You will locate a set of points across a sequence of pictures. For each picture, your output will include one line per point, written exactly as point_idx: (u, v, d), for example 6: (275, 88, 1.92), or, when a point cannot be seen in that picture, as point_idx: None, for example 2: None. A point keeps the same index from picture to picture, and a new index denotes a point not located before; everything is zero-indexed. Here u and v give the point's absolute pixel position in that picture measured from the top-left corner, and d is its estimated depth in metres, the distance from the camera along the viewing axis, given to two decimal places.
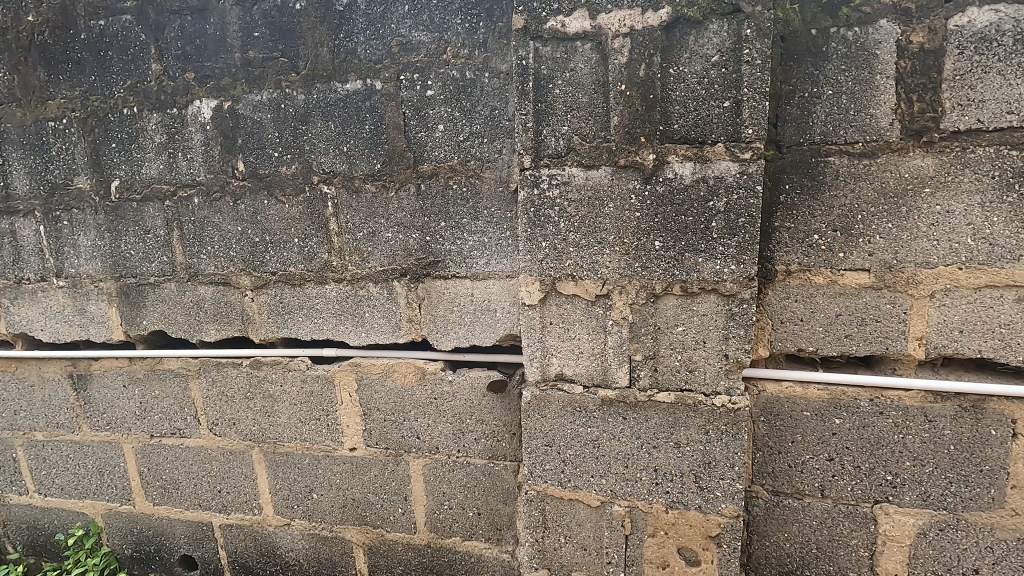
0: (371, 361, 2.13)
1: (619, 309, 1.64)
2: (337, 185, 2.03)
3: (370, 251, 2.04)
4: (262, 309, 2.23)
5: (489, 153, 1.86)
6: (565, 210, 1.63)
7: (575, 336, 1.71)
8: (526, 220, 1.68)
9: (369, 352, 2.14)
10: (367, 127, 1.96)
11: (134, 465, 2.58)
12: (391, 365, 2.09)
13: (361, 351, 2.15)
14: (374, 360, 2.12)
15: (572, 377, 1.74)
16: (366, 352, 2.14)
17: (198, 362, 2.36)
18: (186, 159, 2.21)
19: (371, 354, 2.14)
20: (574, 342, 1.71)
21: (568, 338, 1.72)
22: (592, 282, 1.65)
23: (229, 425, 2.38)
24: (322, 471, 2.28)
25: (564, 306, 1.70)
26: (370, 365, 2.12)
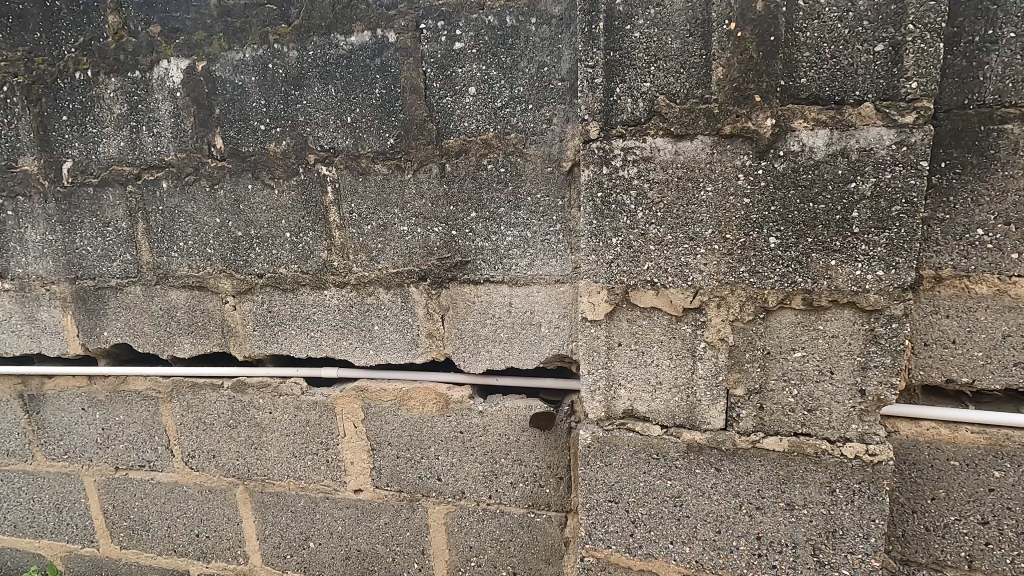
0: (380, 385, 1.72)
1: (715, 327, 1.24)
2: (339, 166, 1.62)
3: (380, 250, 1.63)
4: (246, 319, 1.82)
5: (535, 123, 1.45)
6: (645, 195, 1.22)
7: (652, 361, 1.30)
8: (590, 209, 1.26)
9: (377, 374, 1.74)
10: (377, 92, 1.54)
11: (97, 502, 2.17)
12: (406, 391, 1.69)
13: (368, 373, 1.74)
14: (385, 383, 1.72)
15: (646, 414, 1.34)
16: (374, 374, 1.74)
17: (170, 383, 1.95)
18: (151, 134, 1.79)
19: (380, 376, 1.73)
20: (651, 369, 1.31)
21: (643, 364, 1.31)
22: (680, 292, 1.24)
23: (209, 458, 1.97)
24: (321, 516, 1.88)
25: (638, 321, 1.29)
26: (380, 390, 1.72)
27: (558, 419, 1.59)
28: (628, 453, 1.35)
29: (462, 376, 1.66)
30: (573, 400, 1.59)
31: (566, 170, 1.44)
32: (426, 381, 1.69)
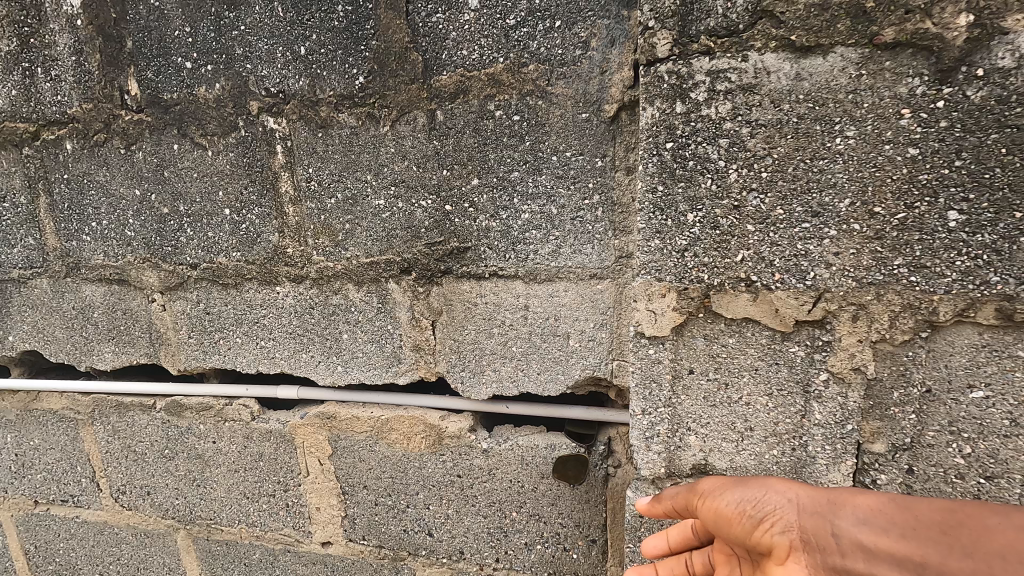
0: (351, 410, 1.31)
1: (845, 349, 0.81)
2: (291, 116, 1.18)
3: (348, 232, 1.20)
4: (178, 323, 1.39)
5: (563, 48, 1.00)
6: (744, 145, 0.78)
7: (741, 398, 0.88)
8: (655, 169, 0.83)
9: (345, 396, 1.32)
10: (339, 8, 1.09)
11: (15, 541, 1.77)
12: (385, 420, 1.27)
13: (332, 394, 1.32)
14: (358, 409, 1.30)
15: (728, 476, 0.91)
16: (342, 396, 1.32)
17: (91, 401, 1.54)
18: (48, 78, 1.33)
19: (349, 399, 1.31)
20: (739, 410, 0.88)
21: (726, 402, 0.88)
22: (792, 295, 0.81)
23: (143, 494, 1.57)
24: (282, 571, 1.48)
25: (723, 338, 0.87)
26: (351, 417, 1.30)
27: (591, 464, 1.17)
28: (695, 528, 0.93)
29: (460, 402, 1.24)
30: (610, 438, 1.17)
31: (608, 116, 1.00)
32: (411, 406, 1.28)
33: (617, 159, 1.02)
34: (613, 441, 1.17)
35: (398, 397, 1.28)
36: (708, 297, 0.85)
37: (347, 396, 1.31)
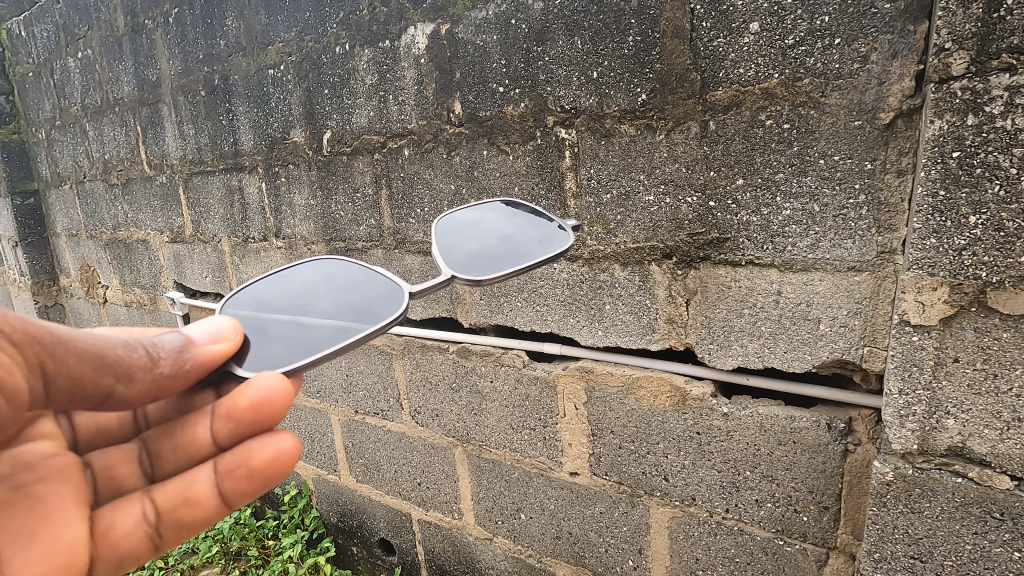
0: (495, 262, 1.21)
1: None
2: (579, 128, 1.47)
3: (619, 221, 1.46)
4: (473, 288, 1.81)
5: (841, 63, 1.11)
6: None
7: None
8: (961, 171, 0.90)
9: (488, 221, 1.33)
10: (630, 40, 1.34)
11: (340, 438, 2.47)
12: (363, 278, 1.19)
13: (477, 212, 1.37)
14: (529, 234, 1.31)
15: None
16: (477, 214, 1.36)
17: (403, 342, 2.07)
18: (398, 103, 1.84)
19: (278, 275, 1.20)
20: None
21: None
22: None
23: (432, 416, 2.07)
24: (535, 491, 1.86)
25: None
26: (309, 269, 1.23)
27: (830, 438, 1.29)
28: None
29: (296, 357, 0.98)
30: (851, 418, 1.28)
31: (883, 123, 1.09)
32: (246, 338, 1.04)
33: (889, 163, 1.10)
34: (853, 421, 1.28)
35: (334, 332, 1.01)
36: (983, 294, 0.93)
37: (288, 283, 1.18)
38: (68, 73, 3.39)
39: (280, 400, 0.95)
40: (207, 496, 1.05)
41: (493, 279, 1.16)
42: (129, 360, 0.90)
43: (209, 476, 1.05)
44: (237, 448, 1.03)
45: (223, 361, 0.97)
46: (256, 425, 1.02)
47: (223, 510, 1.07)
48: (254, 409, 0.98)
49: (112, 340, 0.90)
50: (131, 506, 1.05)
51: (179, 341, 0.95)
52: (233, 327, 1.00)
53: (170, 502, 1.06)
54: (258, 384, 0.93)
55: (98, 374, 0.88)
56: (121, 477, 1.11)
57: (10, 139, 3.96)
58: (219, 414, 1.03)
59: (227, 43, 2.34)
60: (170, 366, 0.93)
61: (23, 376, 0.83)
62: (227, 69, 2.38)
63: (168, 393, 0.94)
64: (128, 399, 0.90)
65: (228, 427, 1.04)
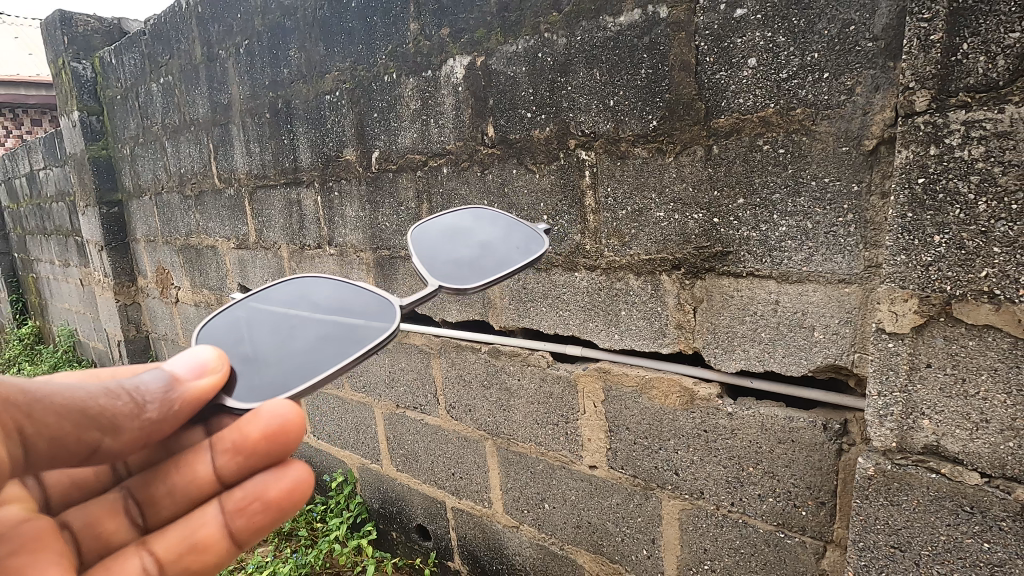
0: (476, 268, 1.37)
1: None
2: (597, 150, 1.63)
3: (633, 235, 1.60)
4: (503, 294, 1.99)
5: (830, 95, 1.23)
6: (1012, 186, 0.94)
7: None
8: (926, 195, 1.02)
9: (475, 226, 1.52)
10: (643, 72, 1.49)
11: (383, 430, 2.68)
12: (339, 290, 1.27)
13: (461, 218, 1.55)
14: (508, 242, 1.48)
15: None
16: (462, 220, 1.54)
17: (440, 342, 2.26)
18: (438, 126, 2.04)
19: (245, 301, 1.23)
20: None
21: None
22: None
23: (465, 411, 2.25)
24: (557, 482, 2.01)
25: None
26: (290, 288, 1.28)
27: (826, 438, 1.39)
28: None
29: (297, 377, 1.03)
30: (846, 419, 1.37)
31: (868, 149, 1.21)
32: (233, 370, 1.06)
33: (874, 185, 1.22)
34: (848, 422, 1.37)
35: (329, 347, 1.08)
36: (949, 306, 1.04)
37: (259, 309, 1.21)
38: (151, 96, 3.78)
39: (295, 430, 1.03)
40: (217, 538, 1.11)
41: (477, 287, 1.31)
42: (113, 411, 0.93)
43: (219, 518, 1.10)
44: (245, 486, 1.09)
45: (213, 393, 0.99)
46: (267, 459, 1.08)
47: (232, 551, 1.12)
48: (269, 440, 1.05)
49: (92, 390, 0.93)
50: (127, 561, 1.09)
51: (165, 378, 0.96)
52: (216, 357, 1.02)
53: (177, 549, 1.11)
54: (274, 408, 1.01)
55: (82, 430, 0.92)
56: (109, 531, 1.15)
57: (98, 154, 4.41)
58: (225, 450, 1.08)
59: (290, 71, 2.62)
60: (156, 410, 0.95)
61: (5, 445, 0.86)
62: (289, 94, 2.65)
63: (155, 435, 0.98)
64: (115, 449, 0.94)
65: (237, 462, 1.09)
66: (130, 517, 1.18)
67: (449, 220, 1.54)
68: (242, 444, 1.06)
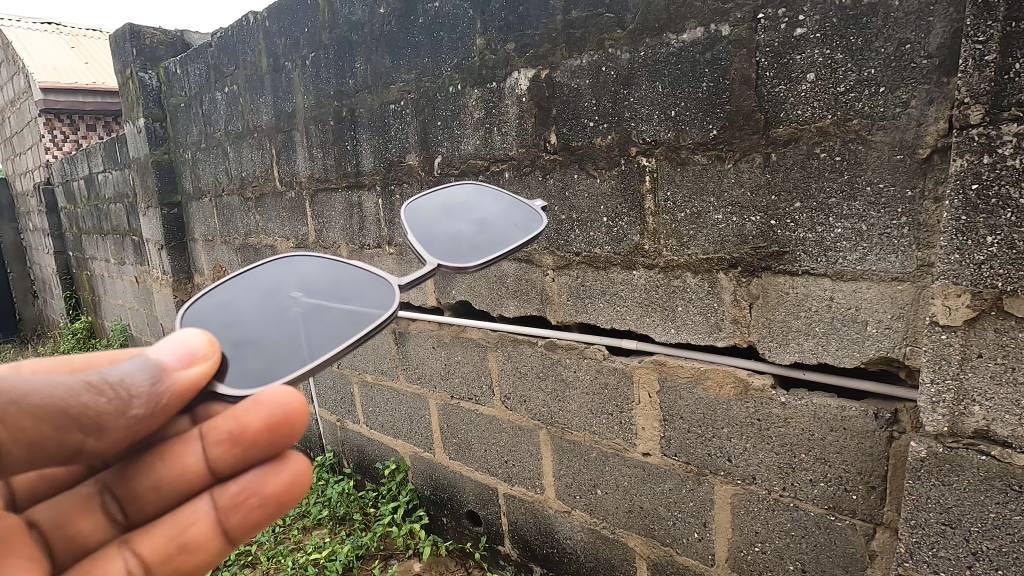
0: (474, 249, 1.51)
1: None
2: (658, 157, 1.75)
3: (691, 235, 1.72)
4: (561, 291, 2.12)
5: (885, 107, 1.34)
6: None
7: None
8: (979, 200, 1.13)
9: (471, 205, 1.66)
10: (704, 85, 1.61)
11: (436, 420, 2.83)
12: (328, 270, 1.29)
13: (450, 201, 1.67)
14: (507, 217, 1.66)
15: None
16: (451, 204, 1.66)
17: (497, 336, 2.40)
18: (501, 134, 2.19)
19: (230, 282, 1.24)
20: None
21: None
22: None
23: (520, 402, 2.39)
24: (610, 469, 2.13)
25: None
26: (272, 270, 1.29)
27: (877, 425, 1.49)
28: None
29: (294, 363, 1.06)
30: (897, 409, 1.47)
31: (922, 157, 1.31)
32: (222, 354, 1.07)
33: (927, 191, 1.32)
34: (899, 412, 1.47)
35: (322, 332, 1.11)
36: (1001, 301, 1.14)
37: (246, 291, 1.22)
38: (215, 104, 4.02)
39: (299, 421, 1.06)
40: (209, 535, 1.13)
41: (475, 267, 1.44)
42: (97, 410, 0.90)
43: (211, 514, 1.12)
44: (239, 481, 1.11)
45: (205, 381, 0.99)
46: (263, 454, 1.10)
47: (224, 548, 1.15)
48: (270, 430, 1.07)
49: (71, 388, 0.89)
50: (110, 563, 1.10)
51: (152, 369, 0.95)
52: (205, 344, 1.02)
53: (166, 547, 1.12)
54: (271, 398, 1.03)
55: (64, 433, 0.88)
56: (84, 531, 1.15)
57: (161, 159, 4.68)
58: (220, 442, 1.10)
59: (355, 82, 2.80)
60: (142, 406, 0.94)
61: None
62: (353, 103, 2.84)
63: (141, 432, 0.96)
64: (98, 449, 0.91)
65: (229, 455, 1.11)
66: (108, 514, 1.18)
67: (460, 198, 1.69)
68: (241, 435, 1.08)
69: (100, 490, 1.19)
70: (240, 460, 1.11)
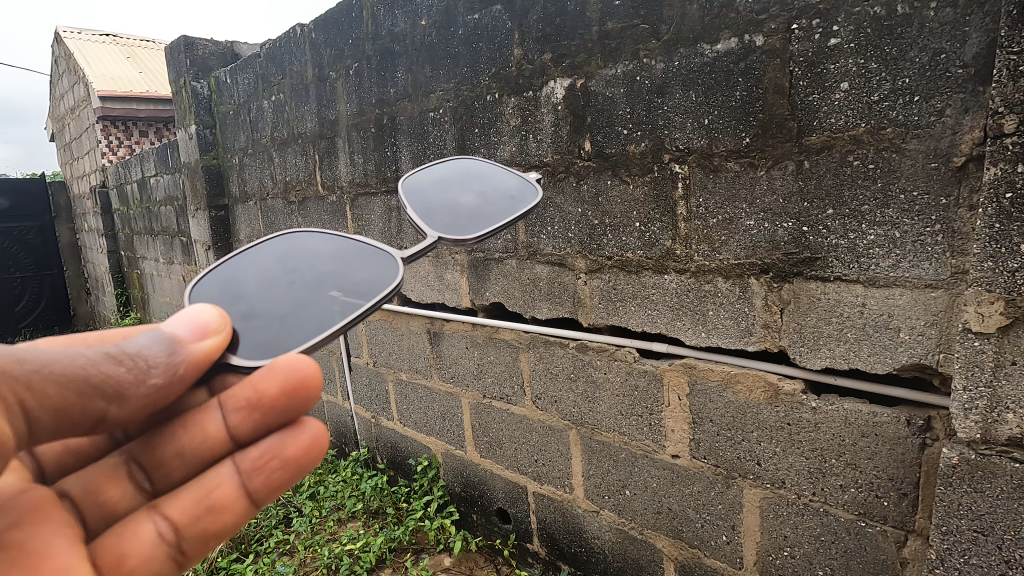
0: (473, 221, 1.55)
1: None
2: (690, 164, 1.79)
3: (723, 241, 1.75)
4: (593, 294, 2.17)
5: (920, 116, 1.36)
6: None
7: None
8: (1013, 208, 1.14)
9: (468, 180, 1.74)
10: (737, 94, 1.64)
11: (468, 419, 2.90)
12: (326, 244, 1.37)
13: (448, 177, 1.75)
14: (510, 189, 1.72)
15: None
16: (448, 179, 1.73)
17: (529, 337, 2.46)
18: (536, 140, 2.25)
19: (232, 263, 1.31)
20: None
21: None
22: None
23: (551, 402, 2.44)
24: (639, 470, 2.16)
25: None
26: (270, 250, 1.35)
27: (910, 432, 1.49)
28: None
29: (301, 331, 1.13)
30: (930, 416, 1.47)
31: (957, 165, 1.32)
32: (233, 329, 1.14)
33: (962, 199, 1.33)
34: (932, 419, 1.47)
35: (324, 303, 1.18)
36: None
37: (249, 270, 1.29)
38: (262, 112, 4.22)
39: (314, 385, 1.15)
40: (234, 497, 1.23)
41: (474, 239, 1.48)
42: (117, 378, 0.99)
43: (235, 478, 1.22)
44: (260, 446, 1.21)
45: (219, 353, 1.07)
46: (282, 420, 1.21)
47: (248, 509, 1.24)
48: (287, 395, 1.16)
49: (92, 359, 0.99)
50: (143, 526, 1.20)
51: (166, 341, 1.03)
52: (215, 316, 1.10)
53: (192, 511, 1.22)
54: (285, 364, 1.10)
55: (87, 399, 0.97)
56: (114, 498, 1.23)
57: (210, 164, 4.91)
58: (239, 410, 1.20)
59: (396, 91, 2.91)
60: (160, 374, 1.03)
61: (9, 419, 0.91)
62: (394, 111, 2.95)
63: (159, 400, 1.05)
64: (121, 416, 1.01)
65: (249, 421, 1.21)
66: (133, 483, 1.27)
67: (476, 174, 1.77)
68: (259, 401, 1.18)
69: (124, 460, 1.27)
70: (259, 426, 1.22)
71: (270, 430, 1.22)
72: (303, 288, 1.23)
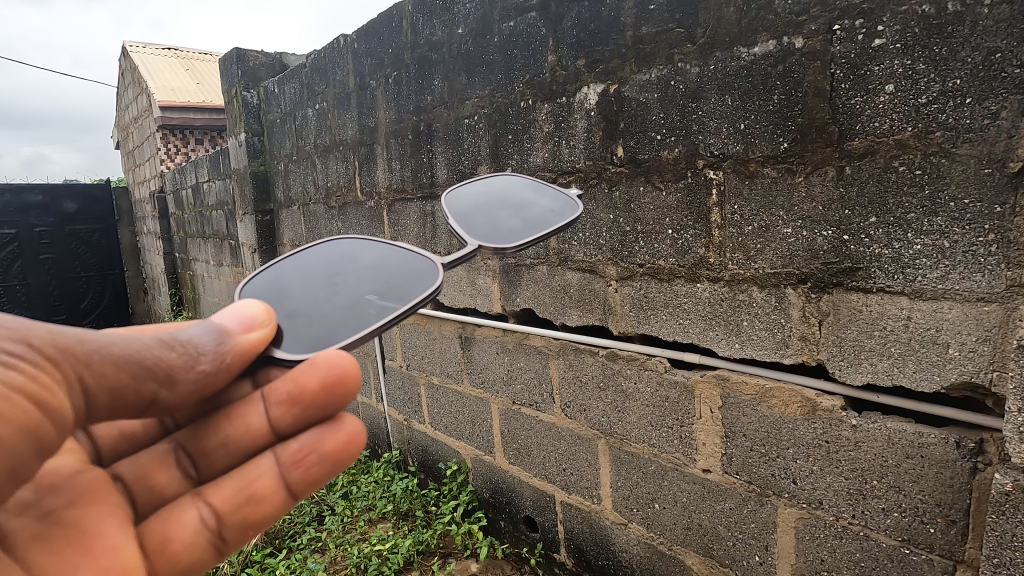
0: (507, 235, 1.57)
1: None
2: (725, 170, 1.74)
3: (759, 249, 1.70)
4: (624, 301, 2.14)
5: (972, 119, 1.28)
6: None
7: None
8: None
9: (507, 198, 1.75)
10: (775, 98, 1.59)
11: (497, 424, 2.90)
12: (370, 245, 1.39)
13: (489, 193, 1.76)
14: (545, 206, 1.75)
15: None
16: (489, 196, 1.75)
17: (559, 344, 2.44)
18: (569, 146, 2.24)
19: (281, 263, 1.36)
20: None
21: None
22: None
23: (580, 410, 2.41)
24: (669, 483, 2.11)
25: None
26: (318, 250, 1.39)
27: (959, 454, 1.40)
28: None
29: (339, 328, 1.15)
30: (982, 438, 1.38)
31: (1014, 170, 1.24)
32: (277, 325, 1.18)
33: (1020, 206, 1.24)
34: (985, 442, 1.37)
35: (362, 301, 1.19)
36: None
37: (296, 270, 1.33)
38: (307, 120, 4.36)
39: (351, 382, 1.17)
40: (273, 489, 1.26)
41: (508, 249, 1.49)
42: (169, 363, 1.02)
43: (275, 470, 1.25)
44: (299, 440, 1.24)
45: (263, 347, 1.11)
46: (321, 415, 1.23)
47: (286, 502, 1.27)
48: (326, 392, 1.19)
49: (147, 343, 1.02)
50: (187, 513, 1.24)
51: (216, 332, 1.08)
52: (261, 311, 1.14)
53: (234, 500, 1.26)
54: (324, 360, 1.13)
55: (140, 381, 1.01)
56: (162, 483, 1.28)
57: (257, 170, 5.10)
58: (280, 404, 1.22)
59: (433, 97, 2.96)
60: (208, 363, 1.06)
61: (69, 396, 0.94)
62: (431, 118, 3.00)
63: (207, 388, 1.09)
64: (171, 400, 1.04)
65: (289, 416, 1.24)
66: (180, 470, 1.31)
67: (509, 188, 1.80)
68: (300, 397, 1.21)
69: (174, 447, 1.32)
70: (299, 421, 1.24)
71: (310, 425, 1.25)
72: (345, 286, 1.25)
